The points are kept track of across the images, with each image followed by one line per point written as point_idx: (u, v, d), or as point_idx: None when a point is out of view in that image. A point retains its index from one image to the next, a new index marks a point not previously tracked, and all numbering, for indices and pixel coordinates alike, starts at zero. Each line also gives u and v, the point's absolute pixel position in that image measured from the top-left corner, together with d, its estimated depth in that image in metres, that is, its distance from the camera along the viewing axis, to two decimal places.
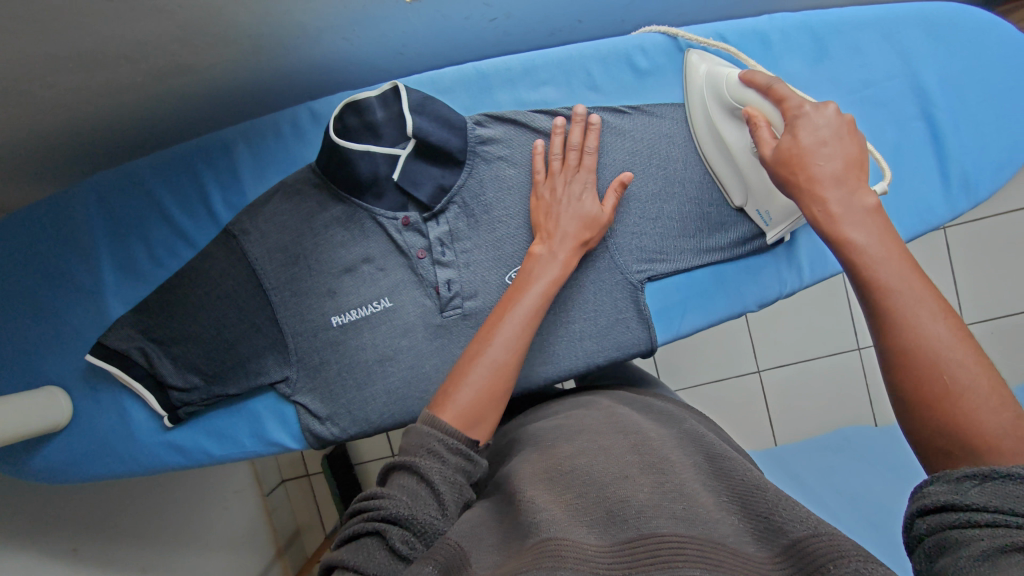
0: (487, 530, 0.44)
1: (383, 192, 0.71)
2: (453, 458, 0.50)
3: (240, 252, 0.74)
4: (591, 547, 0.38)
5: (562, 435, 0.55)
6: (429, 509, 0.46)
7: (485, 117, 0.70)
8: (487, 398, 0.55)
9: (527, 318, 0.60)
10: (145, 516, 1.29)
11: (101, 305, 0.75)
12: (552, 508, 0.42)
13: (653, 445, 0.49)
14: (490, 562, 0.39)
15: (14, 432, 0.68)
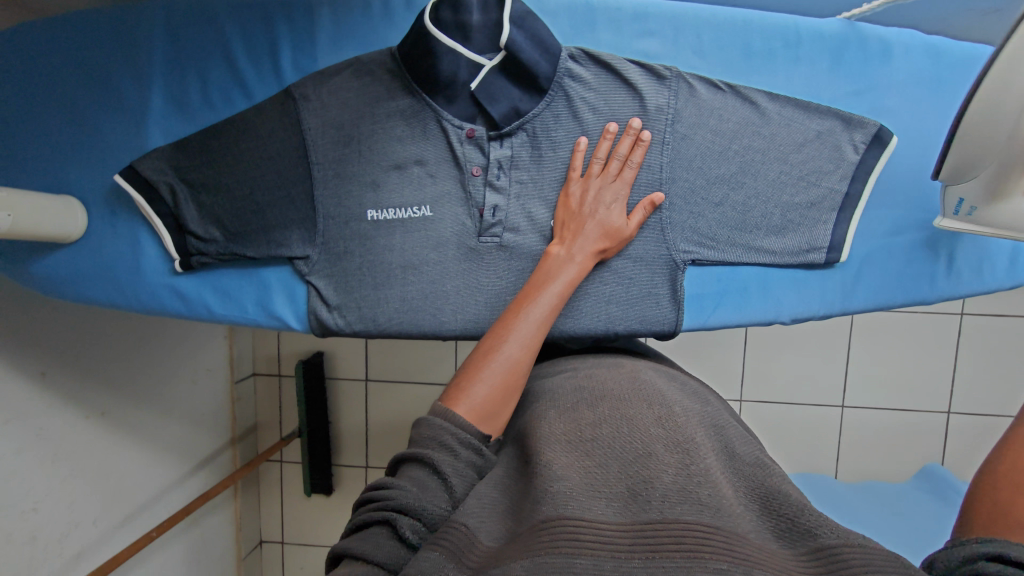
0: (497, 492, 0.46)
1: (456, 97, 0.68)
2: (463, 451, 0.50)
3: (295, 118, 0.71)
4: (610, 526, 0.38)
5: (587, 396, 0.54)
6: (439, 499, 0.46)
7: (581, 53, 0.67)
8: (504, 392, 0.56)
9: (542, 316, 0.60)
10: (111, 364, 1.30)
11: (140, 130, 0.73)
12: (570, 476, 0.42)
13: (678, 421, 0.48)
14: (503, 533, 0.41)
15: (25, 227, 0.66)
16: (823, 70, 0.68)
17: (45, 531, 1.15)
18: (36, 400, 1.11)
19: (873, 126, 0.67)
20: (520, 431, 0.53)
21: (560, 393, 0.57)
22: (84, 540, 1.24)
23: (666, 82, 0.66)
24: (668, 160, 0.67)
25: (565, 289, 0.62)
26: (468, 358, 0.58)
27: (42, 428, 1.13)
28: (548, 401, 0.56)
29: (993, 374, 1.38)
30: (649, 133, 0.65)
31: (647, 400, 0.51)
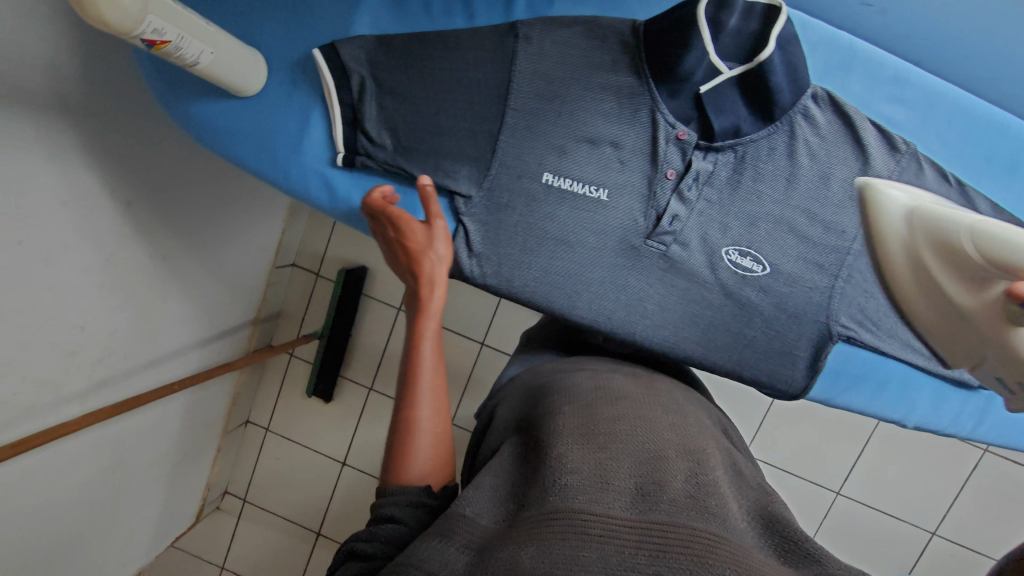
0: (487, 486, 0.53)
1: (679, 93, 0.65)
2: (407, 500, 0.56)
3: (509, 56, 0.68)
4: (619, 520, 0.43)
5: (605, 396, 0.60)
6: (389, 527, 0.54)
7: (826, 95, 0.64)
8: (427, 453, 0.60)
9: (432, 377, 0.62)
10: (184, 214, 1.32)
11: (351, 15, 0.70)
12: (581, 470, 0.47)
13: (689, 432, 0.56)
14: (506, 513, 0.49)
15: (212, 70, 0.64)
16: None
17: (85, 349, 1.17)
18: (116, 224, 1.13)
19: None
20: (536, 420, 0.59)
21: (574, 391, 0.63)
22: (112, 369, 1.27)
23: (898, 154, 0.64)
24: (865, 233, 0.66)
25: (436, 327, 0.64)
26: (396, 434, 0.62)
27: (112, 253, 1.15)
28: (563, 394, 0.63)
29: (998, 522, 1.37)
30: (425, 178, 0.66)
31: (662, 411, 0.59)
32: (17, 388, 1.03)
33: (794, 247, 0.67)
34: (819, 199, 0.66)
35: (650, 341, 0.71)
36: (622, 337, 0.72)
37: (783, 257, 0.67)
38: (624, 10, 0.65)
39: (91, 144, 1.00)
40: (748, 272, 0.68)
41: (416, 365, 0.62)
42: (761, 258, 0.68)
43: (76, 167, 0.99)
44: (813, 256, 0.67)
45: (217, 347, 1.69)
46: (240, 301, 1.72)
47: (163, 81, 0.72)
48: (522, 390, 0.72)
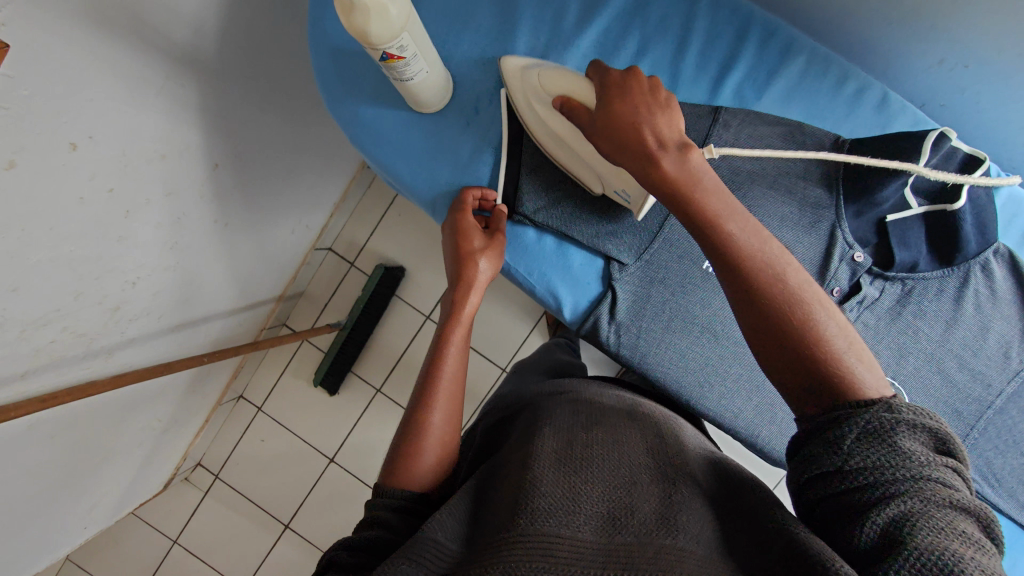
0: (462, 509, 0.47)
1: (863, 216, 0.65)
2: (396, 508, 0.52)
3: (705, 136, 0.66)
4: (586, 542, 0.40)
5: (583, 421, 0.55)
6: (374, 530, 0.49)
7: (1005, 251, 0.66)
8: (442, 454, 0.60)
9: (451, 387, 0.63)
10: (258, 178, 1.22)
11: (556, 57, 0.67)
12: (553, 494, 0.43)
13: (668, 460, 0.51)
14: (473, 539, 0.43)
15: (413, 88, 0.61)
16: None
17: (128, 306, 1.06)
18: (198, 184, 1.04)
19: None
20: (515, 442, 0.54)
21: (556, 412, 0.57)
22: (141, 328, 1.15)
23: None
24: (1010, 390, 0.67)
25: (463, 340, 0.66)
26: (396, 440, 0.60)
27: (184, 213, 1.05)
28: (549, 412, 0.57)
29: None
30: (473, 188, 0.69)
31: (640, 436, 0.54)
32: (56, 336, 0.93)
33: (938, 389, 0.67)
34: (972, 348, 0.66)
35: (767, 443, 0.72)
36: (742, 434, 0.72)
37: (925, 395, 0.67)
38: (830, 124, 0.67)
39: (204, 100, 0.94)
40: None
41: (433, 392, 0.62)
42: (903, 392, 0.67)
43: (184, 120, 0.92)
44: (954, 402, 0.67)
45: (237, 318, 1.54)
46: (269, 276, 1.57)
47: (339, 73, 0.68)
48: (506, 408, 0.67)
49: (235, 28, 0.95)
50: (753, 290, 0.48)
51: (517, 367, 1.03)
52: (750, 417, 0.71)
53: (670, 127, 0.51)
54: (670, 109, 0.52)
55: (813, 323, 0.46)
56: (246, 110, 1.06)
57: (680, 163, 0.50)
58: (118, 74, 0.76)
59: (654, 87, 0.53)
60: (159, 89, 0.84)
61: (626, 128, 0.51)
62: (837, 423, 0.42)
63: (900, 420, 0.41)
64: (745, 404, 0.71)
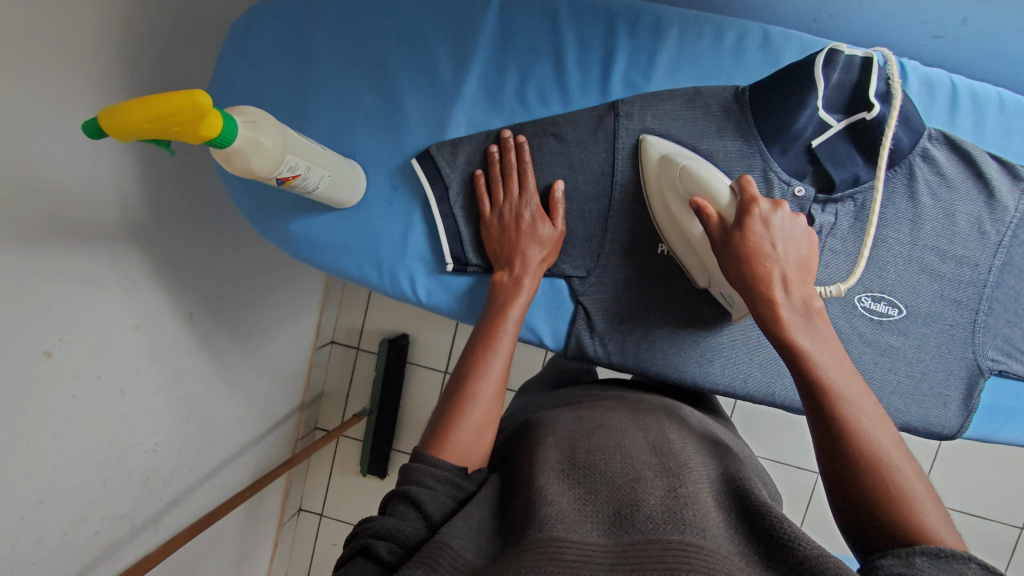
0: (481, 514, 0.48)
1: (790, 149, 0.65)
2: (443, 485, 0.52)
3: (611, 132, 0.68)
4: (594, 548, 0.40)
5: (585, 427, 0.55)
6: (414, 525, 0.48)
7: (941, 133, 0.64)
8: (483, 429, 0.59)
9: (503, 362, 0.62)
10: (236, 309, 1.25)
11: (446, 113, 0.69)
12: (560, 504, 0.44)
13: (672, 452, 0.51)
14: (489, 550, 0.44)
15: (325, 193, 0.63)
16: None
17: (157, 473, 1.09)
18: (181, 339, 1.07)
19: None
20: (521, 457, 0.55)
21: (558, 426, 0.58)
22: (179, 487, 1.18)
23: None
24: (999, 264, 0.65)
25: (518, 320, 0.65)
26: (441, 406, 0.60)
27: (178, 368, 1.08)
28: (551, 426, 0.58)
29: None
30: (562, 182, 0.68)
31: (642, 432, 0.54)
32: (101, 527, 0.98)
33: (929, 286, 0.66)
34: (944, 236, 0.65)
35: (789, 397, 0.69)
36: (761, 395, 0.70)
37: (918, 297, 0.66)
38: (725, 78, 0.67)
39: (156, 263, 0.97)
40: (884, 316, 0.67)
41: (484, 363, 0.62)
42: (896, 301, 0.66)
43: (144, 290, 0.95)
44: (950, 292, 0.66)
45: (268, 439, 1.57)
46: (285, 388, 1.60)
47: (261, 203, 0.71)
48: (513, 429, 0.67)
49: (167, 187, 0.97)
50: (845, 440, 0.47)
51: (525, 386, 1.02)
52: (757, 376, 0.70)
53: (801, 287, 0.52)
54: (805, 250, 0.53)
55: (874, 444, 0.46)
56: (202, 254, 1.09)
57: (802, 317, 0.51)
58: (65, 277, 0.79)
59: (798, 224, 0.53)
60: (110, 272, 0.87)
61: (754, 266, 0.52)
62: (909, 549, 0.40)
63: (975, 568, 0.38)
64: (740, 364, 0.70)
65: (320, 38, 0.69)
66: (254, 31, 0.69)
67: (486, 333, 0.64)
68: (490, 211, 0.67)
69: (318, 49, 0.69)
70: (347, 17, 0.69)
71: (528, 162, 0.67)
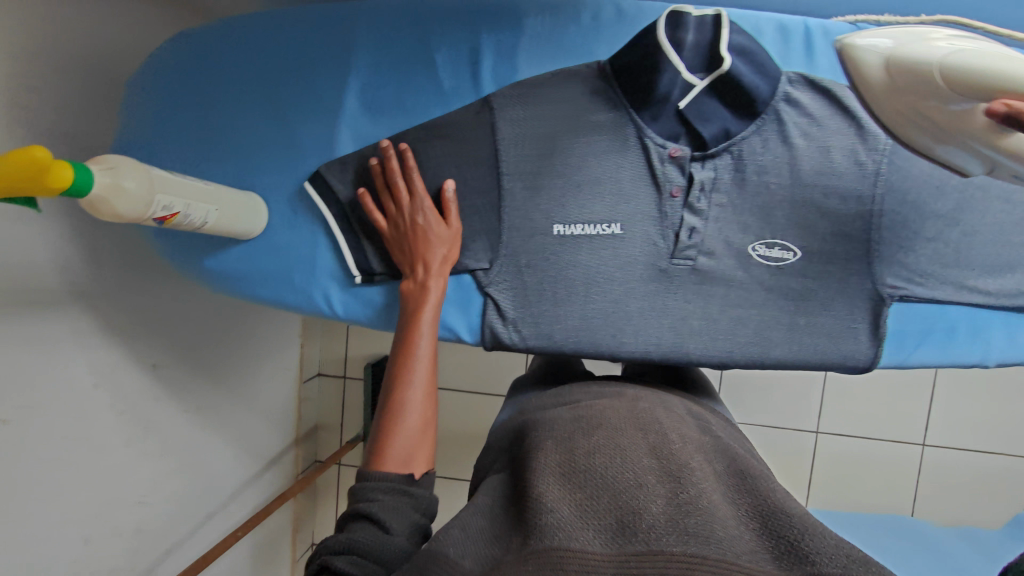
0: (485, 521, 0.47)
1: (662, 115, 0.67)
2: (392, 496, 0.55)
3: (489, 125, 0.70)
4: (596, 555, 0.37)
5: (585, 425, 0.51)
6: (371, 536, 0.50)
7: (800, 76, 0.65)
8: (421, 435, 0.61)
9: (424, 365, 0.64)
10: (211, 355, 1.27)
11: (331, 133, 0.71)
12: (561, 509, 0.41)
13: (672, 449, 0.46)
14: (489, 557, 0.42)
15: (219, 225, 0.66)
16: None
17: (148, 524, 1.11)
18: (147, 391, 1.09)
19: None
20: (519, 463, 0.51)
21: (556, 425, 0.54)
22: (174, 535, 1.20)
23: None
24: (882, 191, 0.65)
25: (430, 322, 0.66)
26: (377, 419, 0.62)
27: (151, 419, 1.10)
28: (548, 427, 0.54)
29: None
30: (408, 145, 0.69)
31: (645, 429, 0.50)
32: None
33: (819, 225, 0.67)
34: (822, 174, 0.66)
35: (705, 356, 0.70)
36: (677, 358, 0.70)
37: (809, 237, 0.67)
38: (587, 55, 0.68)
39: (106, 320, 0.98)
40: (781, 261, 0.68)
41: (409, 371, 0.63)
42: (789, 245, 0.67)
43: (99, 348, 0.97)
44: (840, 227, 0.66)
45: (268, 478, 1.60)
46: (276, 426, 1.63)
47: (175, 246, 0.74)
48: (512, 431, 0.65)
49: (112, 246, 0.98)
50: None
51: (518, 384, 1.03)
52: (671, 340, 0.70)
53: None
54: None
55: None
56: (165, 307, 1.12)
57: None
58: (11, 345, 0.81)
59: None
60: (56, 336, 0.89)
61: None
62: None
63: None
64: (650, 330, 0.70)
65: (203, 83, 0.72)
66: (144, 87, 0.72)
67: (402, 343, 0.66)
68: (386, 223, 0.69)
69: (203, 94, 0.72)
70: (224, 59, 0.72)
71: (412, 167, 0.68)
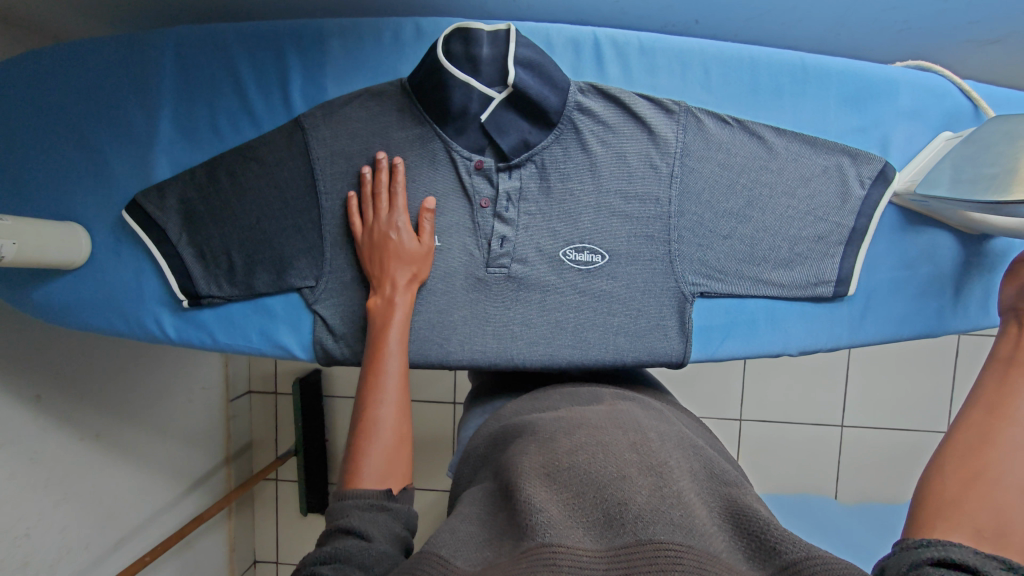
0: (475, 525, 0.42)
1: (466, 129, 0.68)
2: (371, 511, 0.52)
3: (302, 146, 0.71)
4: (588, 552, 0.34)
5: (565, 425, 0.47)
6: (358, 544, 0.47)
7: (591, 85, 0.68)
8: (396, 448, 0.58)
9: (398, 378, 0.62)
10: (104, 383, 1.25)
11: (148, 160, 0.72)
12: (550, 507, 0.38)
13: (654, 445, 0.43)
14: (482, 560, 0.38)
15: (28, 257, 0.65)
16: (831, 105, 0.68)
17: (37, 558, 1.08)
18: (32, 422, 1.06)
19: (879, 162, 0.67)
20: (501, 465, 0.47)
21: (539, 424, 0.50)
22: (73, 566, 1.16)
23: (674, 115, 0.67)
24: (677, 193, 0.68)
25: (401, 333, 0.65)
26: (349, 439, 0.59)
27: (37, 450, 1.07)
28: (531, 428, 0.51)
29: (935, 394, 1.44)
30: (402, 158, 0.69)
31: (622, 427, 0.46)
32: None
33: (622, 228, 0.69)
34: (620, 179, 0.68)
35: (526, 360, 0.71)
36: (502, 364, 0.71)
37: (615, 240, 0.69)
38: (390, 74, 0.70)
39: None
40: (591, 265, 0.70)
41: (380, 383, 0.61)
42: (596, 248, 0.69)
43: None
44: (641, 229, 0.68)
45: (194, 498, 1.55)
46: (205, 449, 1.59)
47: (1, 280, 0.74)
48: (491, 431, 0.60)
49: None
50: None
51: None
52: (494, 346, 0.71)
53: None
54: None
55: None
56: (46, 335, 1.10)
57: None
58: None
59: None
60: None
61: None
62: None
63: None
64: (473, 339, 0.71)
65: (16, 117, 0.72)
66: None
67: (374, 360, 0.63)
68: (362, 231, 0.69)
69: (18, 128, 0.72)
70: (35, 93, 0.72)
71: (399, 182, 0.68)
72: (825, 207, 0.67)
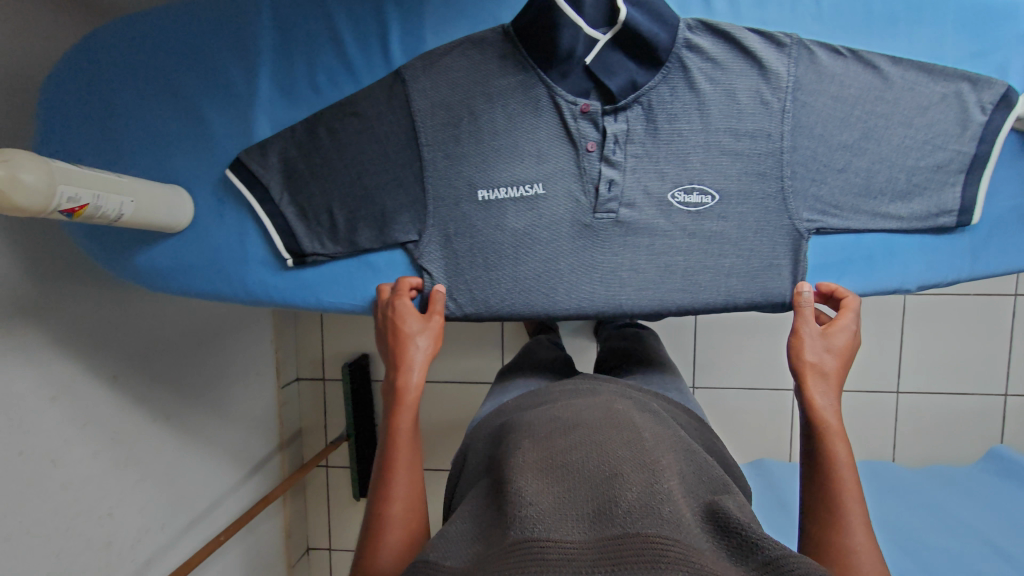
0: (469, 521, 0.47)
1: (571, 72, 0.68)
2: None
3: (403, 98, 0.70)
4: (575, 543, 0.40)
5: (561, 424, 0.52)
6: None
7: (699, 22, 0.67)
8: (410, 540, 0.58)
9: (407, 464, 0.62)
10: (175, 364, 1.25)
11: (249, 119, 0.73)
12: (541, 501, 0.43)
13: (647, 444, 0.49)
14: (473, 554, 0.43)
15: (140, 216, 0.66)
16: (946, 32, 0.67)
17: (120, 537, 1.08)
18: (111, 401, 1.06)
19: (1001, 87, 0.66)
20: (499, 463, 0.52)
21: (536, 423, 0.55)
22: (151, 547, 1.16)
23: (785, 49, 0.66)
24: (790, 128, 0.66)
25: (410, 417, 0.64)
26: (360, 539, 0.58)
27: (117, 429, 1.07)
28: (526, 427, 0.56)
29: None
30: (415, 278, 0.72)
31: (615, 425, 0.51)
32: None
33: (733, 167, 0.67)
34: (730, 118, 0.67)
35: (635, 307, 0.70)
36: (611, 312, 0.71)
37: (726, 180, 0.68)
38: (491, 21, 0.70)
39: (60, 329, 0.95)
40: (700, 206, 0.69)
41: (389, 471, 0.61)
42: (707, 189, 0.68)
43: (54, 362, 0.94)
44: (753, 167, 0.67)
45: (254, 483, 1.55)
46: (263, 434, 1.59)
47: (103, 244, 0.74)
48: (490, 431, 0.65)
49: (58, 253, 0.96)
50: None
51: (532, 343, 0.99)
52: (605, 293, 0.70)
53: None
54: None
55: None
56: (123, 313, 1.10)
57: None
58: None
59: None
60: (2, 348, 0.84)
61: None
62: None
63: None
64: (580, 287, 0.70)
65: (116, 80, 0.72)
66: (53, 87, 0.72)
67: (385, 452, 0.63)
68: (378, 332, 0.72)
69: (117, 90, 0.72)
70: (134, 55, 0.72)
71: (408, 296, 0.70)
72: (947, 136, 0.66)
